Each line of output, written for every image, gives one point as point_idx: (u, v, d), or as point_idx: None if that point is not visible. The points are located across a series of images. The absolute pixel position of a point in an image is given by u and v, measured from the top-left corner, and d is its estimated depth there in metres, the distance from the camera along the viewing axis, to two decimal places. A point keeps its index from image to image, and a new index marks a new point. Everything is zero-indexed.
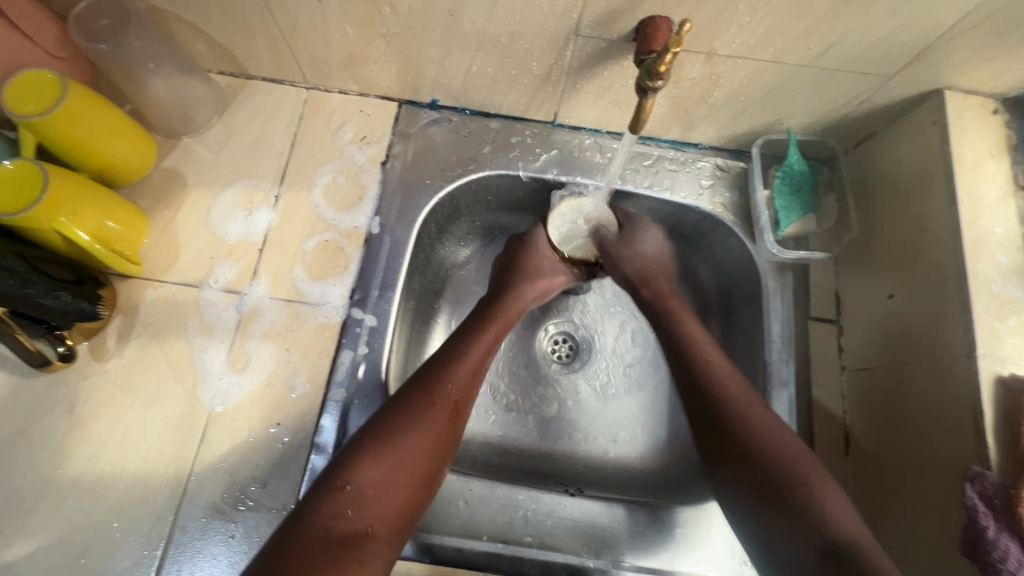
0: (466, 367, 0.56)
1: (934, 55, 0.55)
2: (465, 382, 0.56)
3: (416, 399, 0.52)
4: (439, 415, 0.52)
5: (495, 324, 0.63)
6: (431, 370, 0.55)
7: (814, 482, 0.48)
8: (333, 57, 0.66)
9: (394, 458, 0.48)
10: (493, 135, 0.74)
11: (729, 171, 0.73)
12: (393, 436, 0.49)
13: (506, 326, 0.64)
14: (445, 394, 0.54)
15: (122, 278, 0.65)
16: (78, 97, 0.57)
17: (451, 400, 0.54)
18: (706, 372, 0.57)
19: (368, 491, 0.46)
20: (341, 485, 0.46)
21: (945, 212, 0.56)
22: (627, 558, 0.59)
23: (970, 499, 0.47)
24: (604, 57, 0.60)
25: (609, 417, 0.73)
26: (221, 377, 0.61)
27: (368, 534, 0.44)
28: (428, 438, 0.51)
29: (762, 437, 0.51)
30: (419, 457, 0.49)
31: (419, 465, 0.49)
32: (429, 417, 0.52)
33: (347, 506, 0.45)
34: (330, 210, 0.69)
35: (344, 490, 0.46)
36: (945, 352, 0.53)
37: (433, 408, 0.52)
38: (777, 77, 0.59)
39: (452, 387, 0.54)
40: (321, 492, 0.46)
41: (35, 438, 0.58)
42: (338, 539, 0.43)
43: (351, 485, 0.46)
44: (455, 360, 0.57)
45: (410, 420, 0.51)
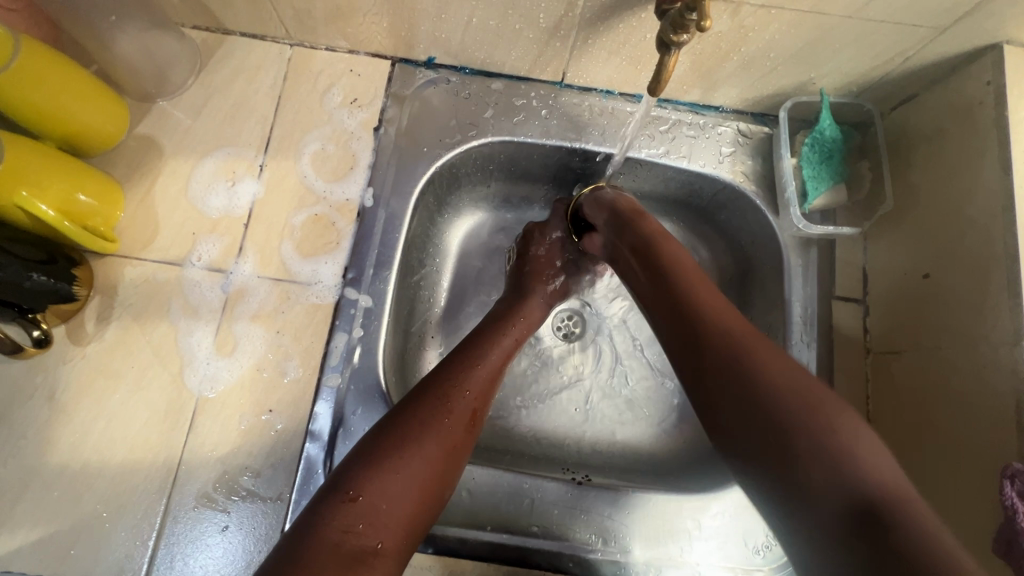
0: (483, 372, 0.54)
1: (997, 4, 0.48)
2: (480, 390, 0.53)
3: (432, 405, 0.49)
4: (454, 425, 0.49)
5: (515, 327, 0.60)
6: (448, 375, 0.52)
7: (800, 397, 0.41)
8: (318, 10, 0.60)
9: (408, 469, 0.45)
10: (495, 96, 0.68)
11: (752, 137, 0.67)
12: (406, 443, 0.46)
13: (529, 329, 0.61)
14: (461, 400, 0.50)
15: (98, 256, 0.60)
16: (31, 55, 0.51)
17: (469, 408, 0.51)
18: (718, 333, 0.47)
19: (380, 504, 0.42)
20: (353, 496, 0.42)
21: (996, 185, 0.51)
22: (635, 548, 0.57)
23: (1008, 499, 0.43)
24: (620, 7, 0.53)
25: (618, 401, 0.70)
26: (208, 362, 0.58)
27: (377, 550, 0.41)
28: (443, 449, 0.47)
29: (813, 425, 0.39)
30: (434, 468, 0.46)
31: (434, 478, 0.46)
32: (446, 425, 0.48)
33: (358, 520, 0.41)
34: (320, 180, 0.64)
35: (357, 502, 0.42)
36: (986, 338, 0.49)
37: (450, 416, 0.49)
38: (815, 30, 0.53)
39: (470, 395, 0.51)
40: (330, 502, 0.42)
41: (14, 427, 0.55)
42: (347, 556, 0.39)
43: (362, 497, 0.42)
44: (472, 366, 0.54)
45: (425, 429, 0.47)
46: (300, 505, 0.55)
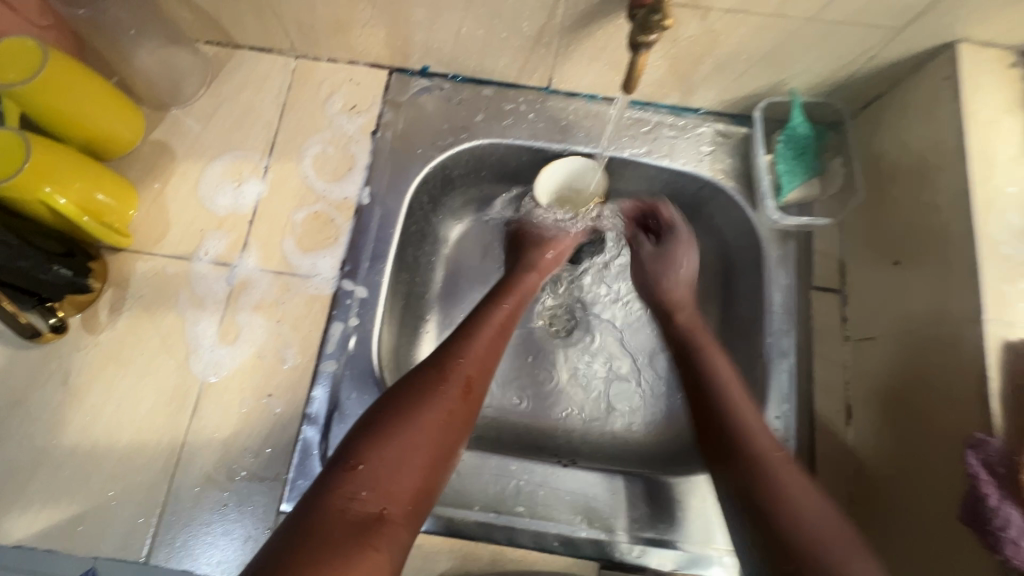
0: (478, 345, 0.56)
1: (948, 5, 0.51)
2: (476, 362, 0.54)
3: (427, 377, 0.51)
4: (450, 393, 0.51)
5: (507, 301, 0.62)
6: (442, 350, 0.54)
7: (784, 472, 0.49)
8: (320, 23, 0.65)
9: (406, 436, 0.47)
10: (486, 102, 0.72)
11: (730, 137, 0.71)
12: (402, 413, 0.48)
13: (522, 302, 0.64)
14: (456, 370, 0.53)
15: (112, 251, 0.64)
16: (58, 65, 0.56)
17: (464, 376, 0.53)
18: (733, 404, 0.54)
19: (380, 470, 0.44)
20: (353, 465, 0.45)
21: (956, 173, 0.53)
22: (620, 528, 0.58)
23: (972, 467, 0.44)
24: (597, 15, 0.57)
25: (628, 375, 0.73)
26: (213, 349, 0.61)
27: (381, 515, 0.43)
28: (441, 415, 0.49)
29: (812, 513, 0.46)
30: (434, 435, 0.48)
31: (435, 443, 0.48)
32: (442, 394, 0.50)
33: (360, 487, 0.43)
34: (320, 180, 0.68)
35: (358, 470, 0.44)
36: (951, 318, 0.51)
37: (445, 385, 0.51)
38: (780, 33, 0.57)
39: (465, 364, 0.53)
40: (334, 473, 0.45)
41: (30, 410, 0.59)
42: (352, 521, 0.41)
43: (363, 465, 0.44)
44: (466, 339, 0.56)
45: (420, 399, 0.49)
46: (296, 485, 0.57)
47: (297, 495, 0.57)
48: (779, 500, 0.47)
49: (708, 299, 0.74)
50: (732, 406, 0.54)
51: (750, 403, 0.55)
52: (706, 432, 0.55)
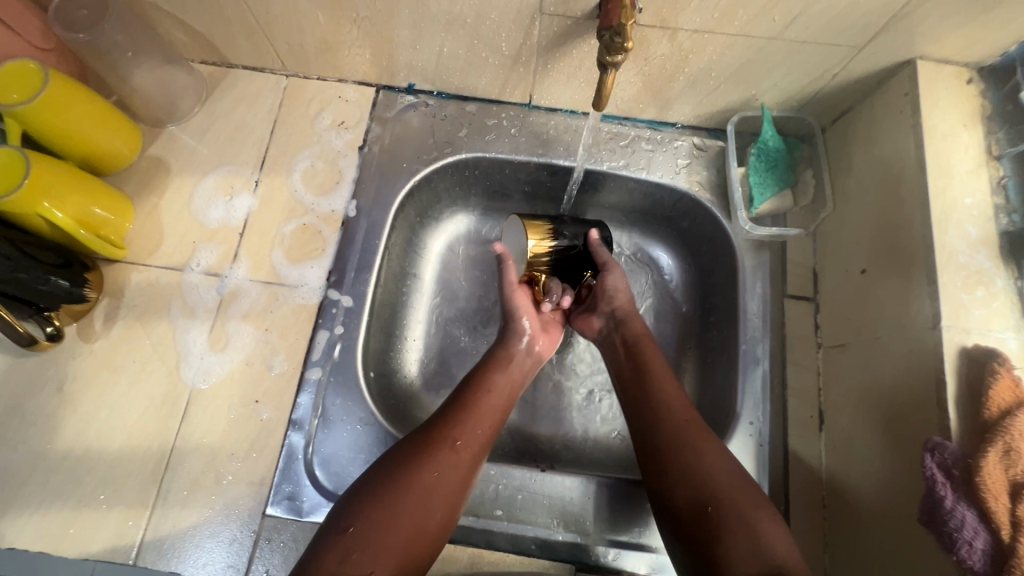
0: (477, 416, 0.57)
1: (904, 24, 0.54)
2: (471, 428, 0.56)
3: (424, 444, 0.53)
4: (442, 461, 0.52)
5: (504, 367, 0.63)
6: (443, 418, 0.56)
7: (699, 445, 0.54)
8: (309, 44, 0.68)
9: (402, 505, 0.48)
10: (469, 117, 0.74)
11: (706, 150, 0.73)
12: (397, 481, 0.50)
13: (513, 375, 0.63)
14: (453, 437, 0.54)
15: (108, 262, 0.67)
16: (59, 86, 0.59)
17: (459, 443, 0.54)
18: (656, 385, 0.60)
19: (373, 536, 0.46)
20: (347, 528, 0.47)
21: (916, 185, 0.55)
22: (596, 531, 0.60)
23: (929, 470, 0.46)
24: (571, 35, 0.60)
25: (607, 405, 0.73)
26: (203, 357, 0.63)
27: None
28: (437, 484, 0.51)
29: (724, 474, 0.52)
30: (429, 503, 0.50)
31: (429, 512, 0.50)
32: (437, 461, 0.52)
33: (352, 550, 0.45)
34: (309, 194, 0.71)
35: (350, 534, 0.46)
36: (912, 325, 0.52)
37: (440, 451, 0.53)
38: (746, 51, 0.59)
39: (463, 432, 0.55)
40: (329, 535, 0.47)
41: (26, 415, 0.61)
42: None
43: (354, 529, 0.46)
44: (468, 407, 0.57)
45: (415, 466, 0.51)
46: (281, 488, 0.59)
47: (281, 498, 0.59)
48: (693, 467, 0.52)
49: (687, 307, 0.76)
50: (656, 386, 0.60)
51: (673, 383, 0.61)
52: (634, 406, 0.60)
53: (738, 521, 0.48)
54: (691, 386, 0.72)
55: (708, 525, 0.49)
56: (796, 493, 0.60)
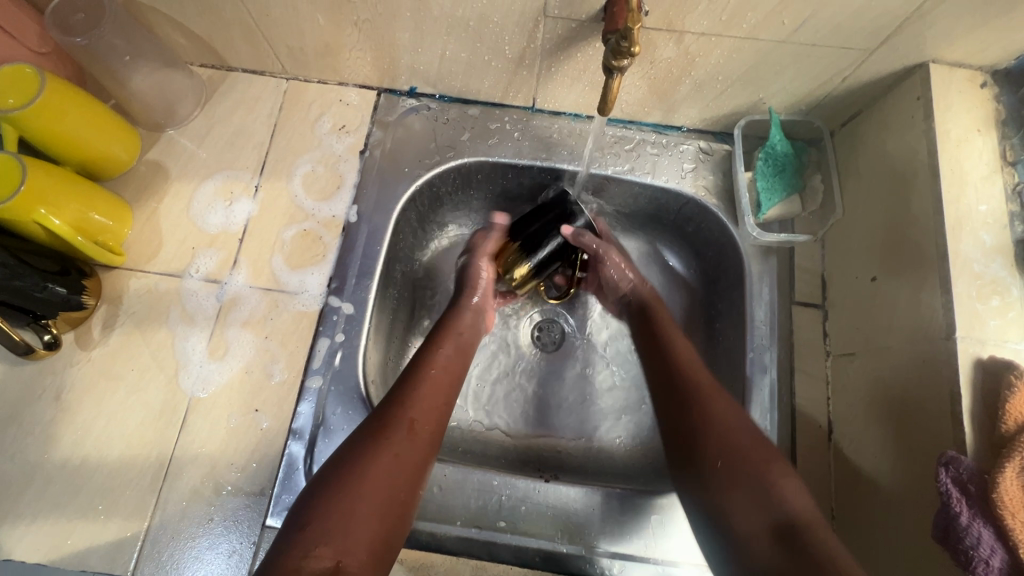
0: (424, 391, 0.56)
1: (917, 27, 0.52)
2: (426, 404, 0.55)
3: (370, 430, 0.52)
4: (394, 442, 0.51)
5: (450, 342, 0.62)
6: (386, 401, 0.55)
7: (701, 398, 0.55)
8: (309, 47, 0.67)
9: (356, 488, 0.47)
10: (472, 121, 0.73)
11: (713, 154, 0.72)
12: (349, 468, 0.49)
13: (460, 346, 0.63)
14: (399, 416, 0.53)
15: (106, 269, 0.66)
16: (55, 91, 0.58)
17: (408, 420, 0.53)
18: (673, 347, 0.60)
19: (331, 524, 0.45)
20: (302, 526, 0.45)
21: (928, 191, 0.54)
22: (601, 543, 0.59)
23: (944, 485, 0.45)
24: (576, 38, 0.59)
25: (621, 411, 0.72)
26: (202, 365, 0.63)
27: (337, 567, 0.43)
28: (388, 461, 0.50)
29: (733, 430, 0.52)
30: (386, 481, 0.49)
31: (389, 490, 0.49)
32: (386, 441, 0.51)
33: (313, 545, 0.44)
34: (309, 199, 0.70)
35: (307, 530, 0.45)
36: (925, 335, 0.51)
37: (389, 432, 0.52)
38: (754, 55, 0.58)
39: (409, 408, 0.54)
40: (286, 537, 0.45)
41: (23, 425, 0.60)
42: None
43: (310, 526, 0.45)
44: (410, 385, 0.56)
45: (363, 451, 0.50)
46: (281, 499, 0.58)
47: (281, 509, 0.58)
48: (704, 419, 0.53)
49: (692, 313, 0.75)
50: (672, 347, 0.61)
51: (686, 342, 0.61)
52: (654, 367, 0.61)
53: (754, 479, 0.49)
54: None
55: (722, 480, 0.50)
56: None
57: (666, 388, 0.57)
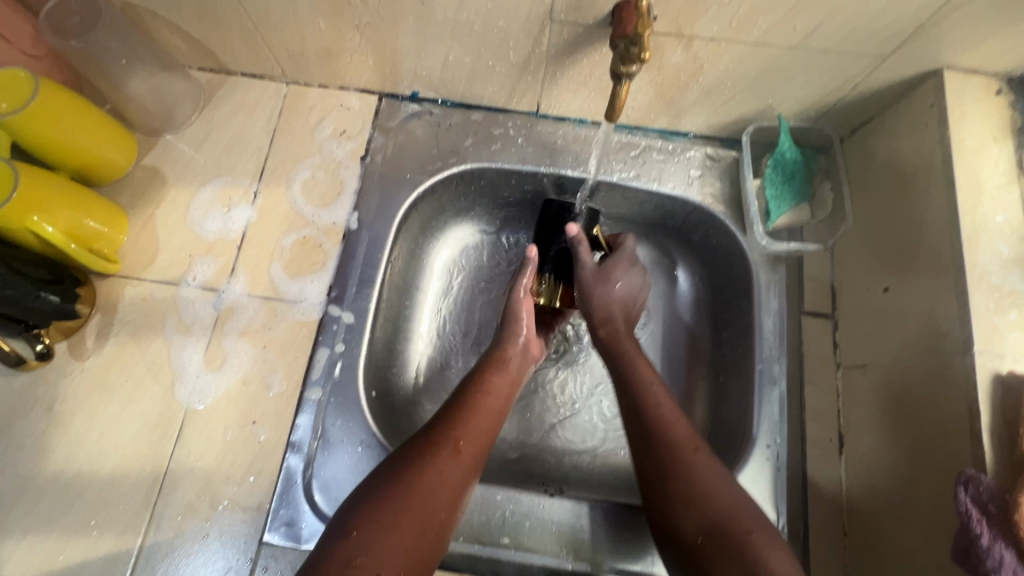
0: (472, 412, 0.55)
1: (932, 33, 0.51)
2: (472, 427, 0.54)
3: (419, 444, 0.51)
4: (445, 458, 0.50)
5: (498, 369, 0.61)
6: (434, 418, 0.54)
7: (681, 461, 0.51)
8: (310, 51, 0.65)
9: (403, 502, 0.46)
10: (475, 126, 0.72)
11: (720, 160, 0.70)
12: (396, 480, 0.47)
13: (508, 380, 0.60)
14: (447, 435, 0.52)
15: (101, 276, 0.64)
16: (50, 95, 0.57)
17: (455, 440, 0.52)
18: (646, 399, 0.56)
19: (375, 534, 0.43)
20: (347, 531, 0.44)
21: (943, 201, 0.53)
22: (608, 560, 0.57)
23: (963, 505, 0.43)
24: (582, 43, 0.57)
25: (603, 421, 0.71)
26: (198, 376, 0.61)
27: None
28: (435, 478, 0.48)
29: (725, 496, 0.49)
30: (431, 499, 0.47)
31: (433, 508, 0.47)
32: (433, 457, 0.50)
33: (356, 553, 0.42)
34: (309, 206, 0.68)
35: (352, 535, 0.43)
36: (941, 348, 0.50)
37: (436, 448, 0.50)
38: (765, 61, 0.57)
39: (457, 428, 0.53)
40: (329, 540, 0.44)
41: (14, 437, 0.59)
42: None
43: (356, 531, 0.43)
44: (459, 405, 0.55)
45: (412, 463, 0.49)
46: (279, 514, 0.57)
47: (279, 525, 0.56)
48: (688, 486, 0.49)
49: (698, 323, 0.73)
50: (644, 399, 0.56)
51: (664, 394, 0.57)
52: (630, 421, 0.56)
53: (740, 549, 0.45)
54: (704, 405, 0.69)
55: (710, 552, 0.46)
56: (816, 522, 0.58)
57: (646, 443, 0.53)
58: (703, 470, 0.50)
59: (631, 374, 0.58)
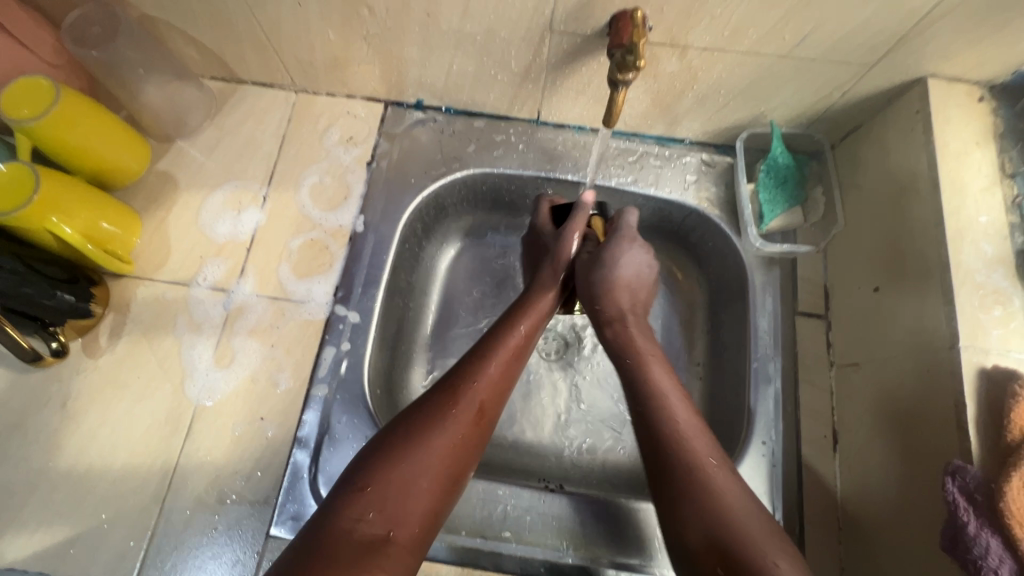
0: (492, 370, 0.55)
1: (915, 42, 0.53)
2: (493, 385, 0.54)
3: (439, 401, 0.51)
4: (462, 417, 0.51)
5: (526, 317, 0.60)
6: (456, 372, 0.54)
7: (697, 473, 0.48)
8: (319, 61, 0.68)
9: (418, 460, 0.47)
10: (478, 133, 0.74)
11: (715, 166, 0.73)
12: (413, 437, 0.48)
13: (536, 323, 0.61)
14: (468, 395, 0.52)
15: (115, 277, 0.66)
16: (71, 102, 0.59)
17: (478, 402, 0.52)
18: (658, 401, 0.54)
19: (389, 491, 0.45)
20: (361, 487, 0.45)
21: (929, 203, 0.55)
22: (607, 555, 0.58)
23: (950, 495, 0.45)
24: (580, 53, 0.60)
25: (603, 410, 0.73)
26: (207, 373, 0.63)
27: (388, 538, 0.43)
28: (451, 440, 0.49)
29: (744, 515, 0.45)
30: (446, 457, 0.48)
31: (448, 465, 0.48)
32: (453, 418, 0.50)
33: (368, 509, 0.44)
34: (316, 209, 0.71)
35: (365, 491, 0.45)
36: (928, 344, 0.52)
37: (456, 409, 0.51)
38: (756, 69, 0.59)
39: (479, 387, 0.53)
40: (343, 492, 0.45)
41: (29, 433, 0.60)
42: (360, 542, 0.42)
43: (371, 488, 0.45)
44: (482, 360, 0.55)
45: (430, 420, 0.49)
46: (285, 508, 0.58)
47: (285, 519, 0.58)
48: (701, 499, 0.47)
49: (695, 324, 0.75)
50: (657, 403, 0.53)
51: (682, 403, 0.54)
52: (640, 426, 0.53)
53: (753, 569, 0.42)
54: (701, 404, 0.70)
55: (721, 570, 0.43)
56: (812, 517, 0.59)
57: (658, 451, 0.51)
58: (717, 485, 0.47)
59: (644, 377, 0.56)
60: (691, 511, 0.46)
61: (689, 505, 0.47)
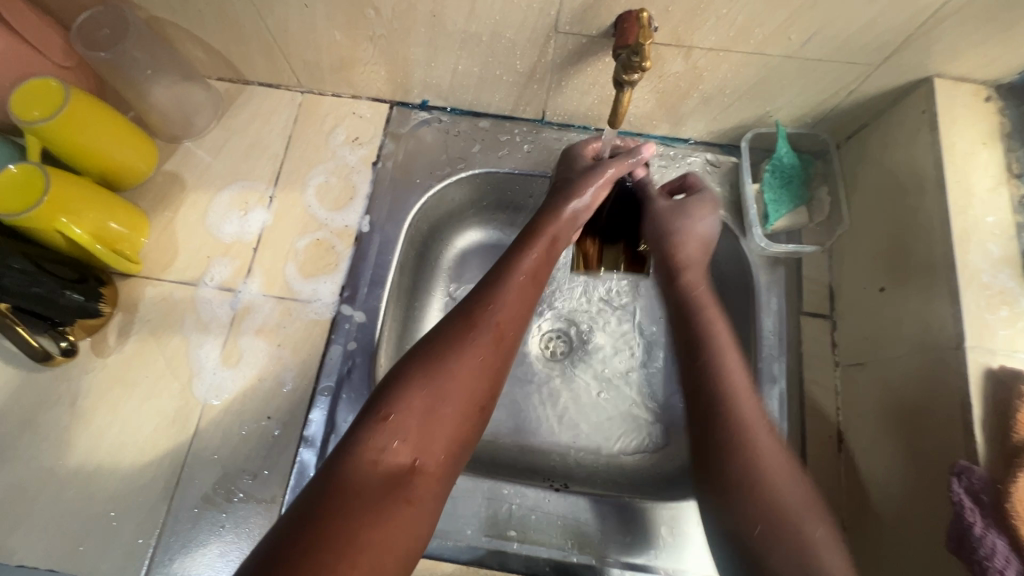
0: (510, 295, 0.53)
1: (922, 42, 0.53)
2: (512, 309, 0.53)
3: (457, 328, 0.50)
4: (481, 344, 0.49)
5: (543, 241, 0.57)
6: (473, 298, 0.53)
7: (763, 472, 0.50)
8: (325, 62, 0.68)
9: (443, 387, 0.46)
10: (482, 133, 0.74)
11: (719, 166, 0.73)
12: (436, 365, 0.47)
13: (554, 251, 0.58)
14: (487, 318, 0.51)
15: (123, 277, 0.67)
16: (80, 103, 0.60)
17: (495, 324, 0.51)
18: (723, 385, 0.54)
19: (411, 420, 0.44)
20: (383, 416, 0.44)
21: (935, 202, 0.55)
22: (613, 554, 0.58)
23: (956, 495, 0.45)
24: (586, 54, 0.60)
25: (609, 409, 0.73)
26: (215, 372, 0.63)
27: (414, 468, 0.43)
28: (474, 364, 0.48)
29: (804, 515, 0.48)
30: (468, 384, 0.47)
31: (472, 394, 0.47)
32: (472, 343, 0.49)
33: (392, 438, 0.43)
34: (322, 209, 0.71)
35: (388, 421, 0.44)
36: (934, 344, 0.52)
37: (476, 333, 0.50)
38: (762, 69, 0.59)
39: (498, 311, 0.52)
40: (364, 421, 0.44)
41: (38, 431, 0.61)
42: (385, 472, 0.42)
43: (392, 417, 0.44)
44: (498, 285, 0.53)
45: (451, 346, 0.48)
46: (292, 507, 0.58)
47: None
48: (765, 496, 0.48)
49: None
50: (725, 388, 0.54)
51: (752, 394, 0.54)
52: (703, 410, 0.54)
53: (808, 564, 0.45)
54: None
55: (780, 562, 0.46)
56: None
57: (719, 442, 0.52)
58: (778, 487, 0.49)
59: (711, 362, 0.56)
60: (757, 509, 0.48)
61: (756, 505, 0.48)
